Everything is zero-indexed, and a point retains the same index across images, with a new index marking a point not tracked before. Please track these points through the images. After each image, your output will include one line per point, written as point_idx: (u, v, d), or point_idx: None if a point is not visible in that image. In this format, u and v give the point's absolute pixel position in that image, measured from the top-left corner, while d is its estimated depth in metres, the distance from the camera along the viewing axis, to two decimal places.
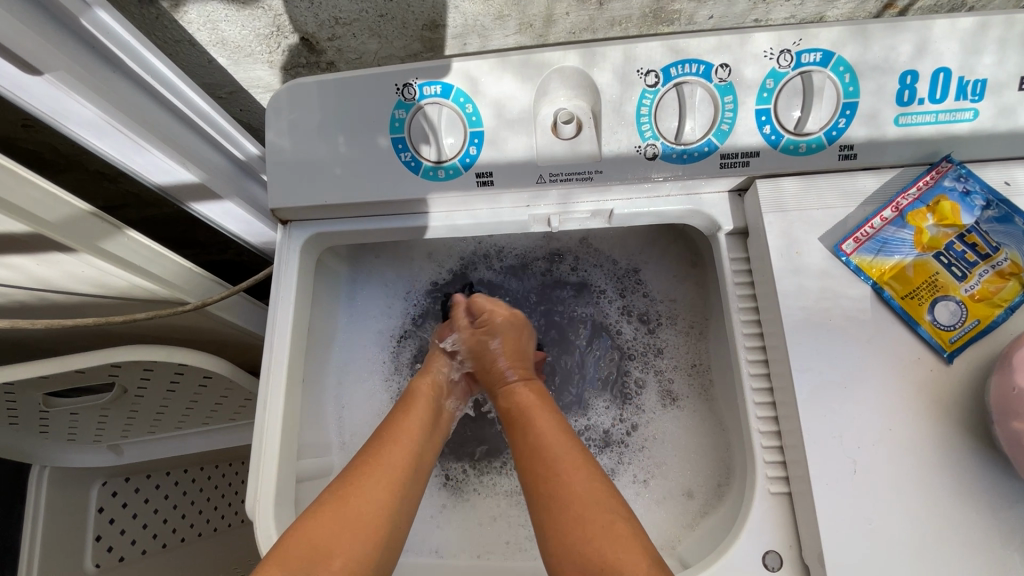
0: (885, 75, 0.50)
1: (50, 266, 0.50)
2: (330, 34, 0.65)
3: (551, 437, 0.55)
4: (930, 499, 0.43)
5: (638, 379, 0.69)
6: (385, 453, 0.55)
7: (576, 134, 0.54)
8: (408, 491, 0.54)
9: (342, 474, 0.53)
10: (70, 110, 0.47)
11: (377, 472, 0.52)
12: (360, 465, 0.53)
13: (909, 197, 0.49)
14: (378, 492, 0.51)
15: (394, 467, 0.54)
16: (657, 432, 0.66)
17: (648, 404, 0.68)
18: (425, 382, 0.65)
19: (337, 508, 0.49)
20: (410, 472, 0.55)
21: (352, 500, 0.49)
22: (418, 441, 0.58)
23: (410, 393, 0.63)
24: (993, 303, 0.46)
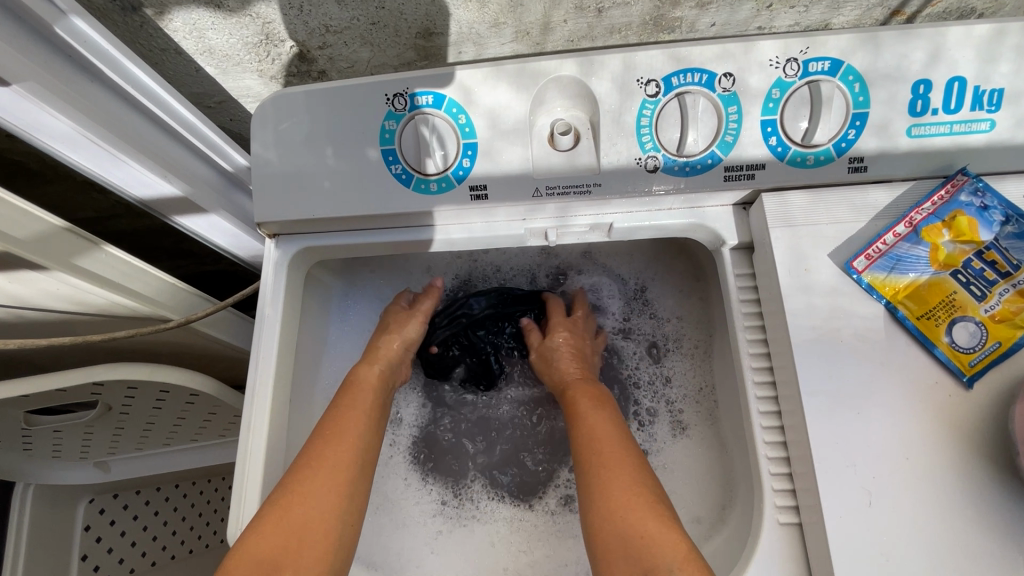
0: (896, 84, 0.48)
1: (23, 284, 0.48)
2: (321, 42, 0.63)
3: (609, 431, 0.55)
4: (951, 534, 0.40)
5: (648, 408, 0.68)
6: (330, 450, 0.52)
7: (574, 146, 0.52)
8: (356, 490, 0.52)
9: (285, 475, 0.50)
10: (43, 122, 0.45)
11: (323, 475, 0.50)
12: (304, 463, 0.51)
13: (923, 212, 0.47)
14: (326, 496, 0.49)
15: (342, 468, 0.52)
16: (668, 462, 0.64)
17: (658, 436, 0.66)
18: (370, 366, 0.62)
19: (281, 518, 0.46)
20: (358, 471, 0.53)
21: (297, 508, 0.47)
22: (363, 435, 0.55)
23: (353, 381, 0.60)
24: (1015, 325, 0.44)
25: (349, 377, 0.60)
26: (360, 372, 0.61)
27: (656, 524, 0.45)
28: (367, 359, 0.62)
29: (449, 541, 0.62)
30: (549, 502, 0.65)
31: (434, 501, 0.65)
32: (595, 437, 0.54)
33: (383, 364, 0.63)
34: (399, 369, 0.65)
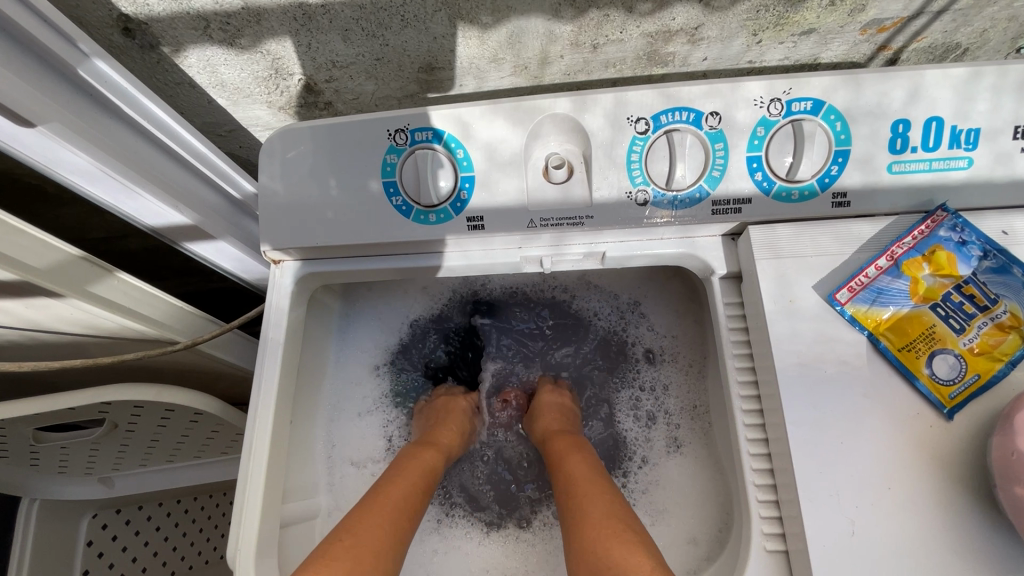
0: (878, 121, 0.50)
1: (38, 309, 0.50)
2: (327, 76, 0.66)
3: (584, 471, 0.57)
4: (930, 563, 0.41)
5: (648, 411, 0.69)
6: (390, 499, 0.54)
7: (567, 179, 0.54)
8: (401, 545, 0.52)
9: (343, 520, 0.51)
10: (63, 158, 0.47)
11: (383, 522, 0.51)
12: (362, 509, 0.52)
13: (904, 246, 0.48)
14: (382, 540, 0.50)
15: (396, 517, 0.53)
16: (660, 477, 0.65)
17: (654, 446, 0.67)
18: (428, 446, 0.64)
19: (347, 556, 0.47)
20: (407, 527, 0.53)
21: (360, 551, 0.48)
22: (417, 497, 0.57)
23: (404, 455, 0.62)
24: (994, 357, 0.45)
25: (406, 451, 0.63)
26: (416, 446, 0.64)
27: (622, 545, 0.46)
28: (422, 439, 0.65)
29: (443, 561, 0.63)
30: (547, 514, 0.66)
31: (430, 518, 0.66)
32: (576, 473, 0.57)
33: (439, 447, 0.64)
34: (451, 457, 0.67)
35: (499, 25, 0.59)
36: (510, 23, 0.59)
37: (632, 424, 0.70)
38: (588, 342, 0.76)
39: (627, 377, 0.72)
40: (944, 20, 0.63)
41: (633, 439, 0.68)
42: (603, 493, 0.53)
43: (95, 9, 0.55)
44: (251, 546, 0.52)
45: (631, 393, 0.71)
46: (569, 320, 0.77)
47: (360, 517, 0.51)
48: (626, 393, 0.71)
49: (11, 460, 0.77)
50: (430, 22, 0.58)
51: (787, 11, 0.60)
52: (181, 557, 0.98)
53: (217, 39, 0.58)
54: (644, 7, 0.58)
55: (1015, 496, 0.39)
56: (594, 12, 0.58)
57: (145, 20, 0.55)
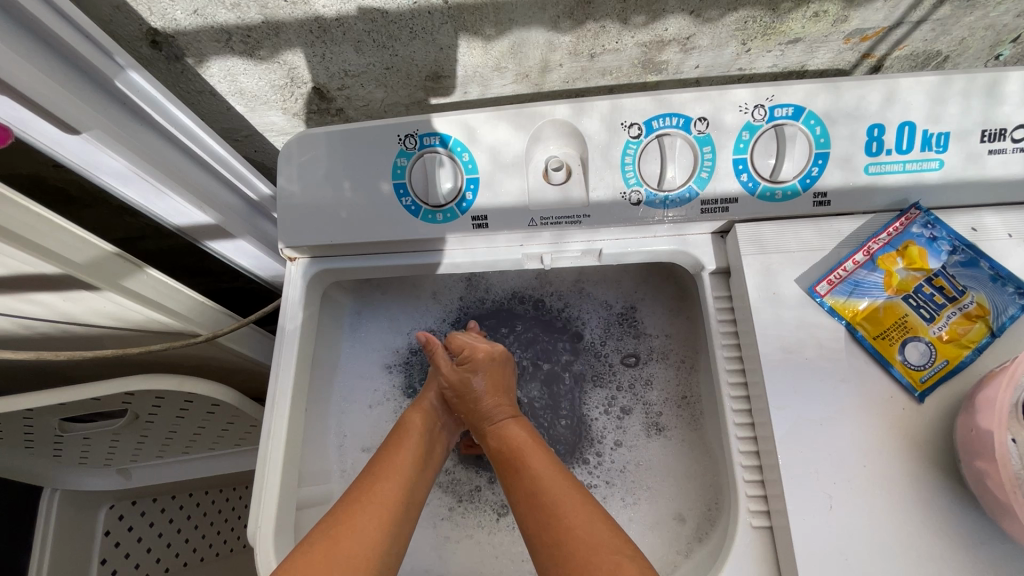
0: (856, 123, 0.54)
1: (74, 302, 0.54)
2: (340, 84, 0.69)
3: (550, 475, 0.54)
4: (903, 534, 0.44)
5: (622, 406, 0.71)
6: (379, 486, 0.53)
7: (566, 180, 0.58)
8: (399, 533, 0.52)
9: (335, 507, 0.51)
10: (102, 161, 0.51)
11: (370, 510, 0.51)
12: (353, 495, 0.52)
13: (880, 242, 0.52)
14: (370, 528, 0.49)
15: (385, 504, 0.52)
16: (638, 459, 0.68)
17: (630, 431, 0.70)
18: (418, 408, 0.65)
19: (331, 547, 0.47)
20: (402, 510, 0.53)
21: (345, 541, 0.48)
22: (409, 478, 0.56)
23: (402, 423, 0.62)
24: (961, 344, 0.48)
25: (400, 422, 0.63)
26: (410, 415, 0.64)
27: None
28: (416, 404, 0.65)
29: (457, 547, 0.66)
30: None
31: (442, 506, 0.69)
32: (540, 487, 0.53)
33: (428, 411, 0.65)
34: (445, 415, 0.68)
35: (501, 36, 0.63)
36: (512, 34, 0.63)
37: (601, 416, 0.71)
38: (564, 341, 0.77)
39: (604, 378, 0.73)
40: (923, 29, 0.67)
41: (605, 429, 0.70)
42: (577, 507, 0.51)
43: (126, 24, 0.59)
44: (270, 524, 0.55)
45: (607, 388, 0.73)
46: (547, 323, 0.78)
47: (348, 505, 0.51)
48: (608, 387, 0.73)
49: (36, 451, 0.80)
50: (437, 33, 0.62)
51: (773, 22, 0.64)
52: (193, 549, 1.01)
53: (238, 50, 0.62)
54: (638, 19, 0.61)
55: (977, 469, 0.42)
56: (592, 24, 0.62)
57: (172, 33, 0.60)
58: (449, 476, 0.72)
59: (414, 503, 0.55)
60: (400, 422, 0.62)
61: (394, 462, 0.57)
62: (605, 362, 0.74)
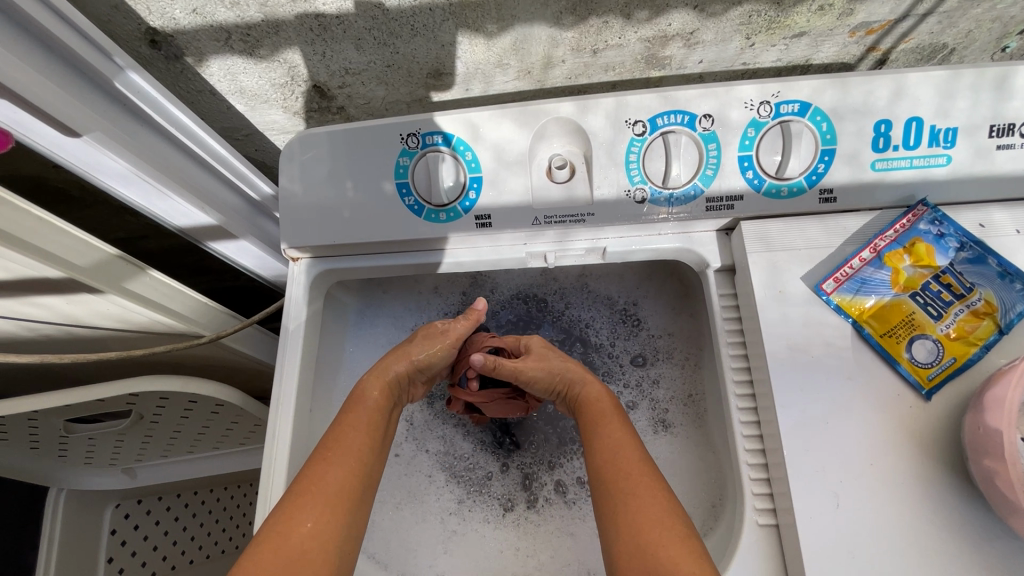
0: (863, 118, 0.53)
1: (78, 305, 0.54)
2: (340, 82, 0.69)
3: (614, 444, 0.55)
4: (910, 532, 0.44)
5: (627, 402, 0.72)
6: (334, 467, 0.52)
7: (570, 178, 0.58)
8: (352, 517, 0.51)
9: (283, 496, 0.49)
10: (103, 163, 0.51)
11: (315, 508, 0.49)
12: (305, 479, 0.50)
13: (887, 239, 0.52)
14: (320, 520, 0.48)
15: (340, 488, 0.51)
16: None
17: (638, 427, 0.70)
18: (377, 377, 0.61)
19: (278, 546, 0.46)
20: (351, 500, 0.51)
21: (295, 536, 0.47)
22: (363, 458, 0.54)
23: (358, 393, 0.59)
24: (969, 342, 0.48)
25: (354, 393, 0.60)
26: (366, 385, 0.60)
27: (676, 547, 0.45)
28: (373, 370, 0.61)
29: (462, 542, 0.66)
30: (547, 492, 0.69)
31: (447, 503, 0.69)
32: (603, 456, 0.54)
33: (388, 378, 0.61)
34: (405, 387, 0.65)
35: (503, 33, 0.62)
36: (514, 31, 0.62)
37: None
38: (576, 337, 0.77)
39: (611, 376, 0.74)
40: (930, 22, 0.66)
41: None
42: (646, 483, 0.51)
43: (125, 24, 0.58)
44: None
45: (615, 384, 0.73)
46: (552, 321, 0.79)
47: (297, 495, 0.49)
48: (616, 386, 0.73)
49: (41, 451, 0.81)
50: (438, 31, 0.61)
51: (778, 16, 0.63)
52: (199, 546, 1.01)
53: (238, 49, 0.61)
54: (642, 14, 0.61)
55: (985, 467, 0.42)
56: (595, 19, 0.61)
57: (172, 33, 0.59)
58: (464, 463, 0.72)
59: (368, 484, 0.54)
60: (354, 394, 0.59)
61: (347, 442, 0.54)
62: (614, 360, 0.75)
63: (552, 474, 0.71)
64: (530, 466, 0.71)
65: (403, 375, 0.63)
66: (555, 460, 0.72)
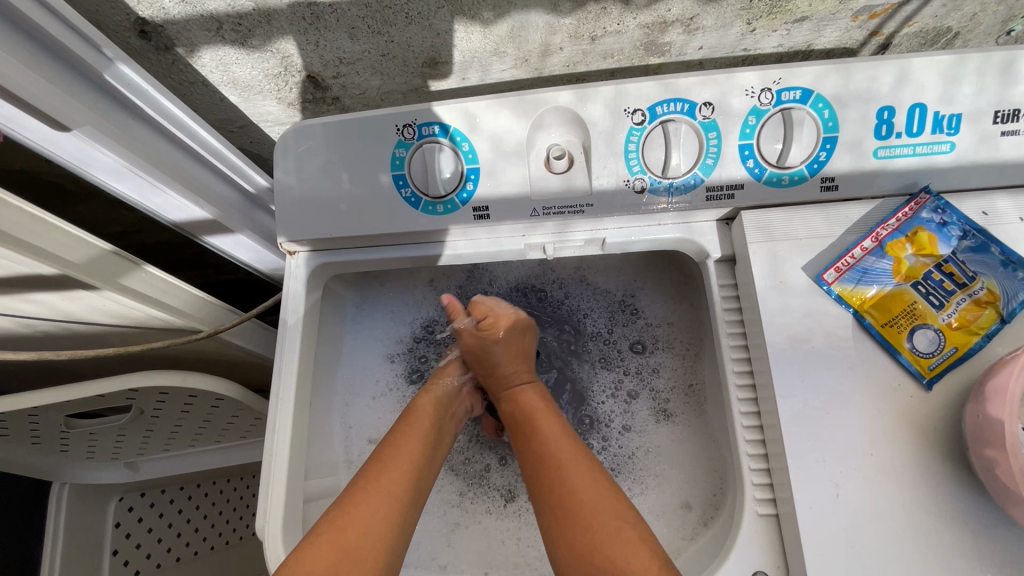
0: (866, 105, 0.53)
1: (73, 301, 0.54)
2: (335, 72, 0.68)
3: (558, 440, 0.56)
4: (910, 521, 0.44)
5: (629, 390, 0.71)
6: (387, 472, 0.52)
7: (568, 169, 0.57)
8: (404, 524, 0.50)
9: (340, 497, 0.50)
10: (95, 158, 0.50)
11: (369, 511, 0.49)
12: (358, 484, 0.51)
13: (889, 227, 0.51)
14: (377, 519, 0.48)
15: (392, 492, 0.51)
16: (649, 444, 0.68)
17: (638, 416, 0.70)
18: (427, 393, 0.63)
19: (332, 542, 0.46)
20: (404, 507, 0.51)
21: (349, 534, 0.46)
22: (416, 466, 0.55)
23: (410, 407, 0.61)
24: (970, 331, 0.48)
25: (409, 407, 0.61)
26: (419, 401, 0.62)
27: (622, 545, 0.46)
28: (427, 389, 0.64)
29: (463, 533, 0.66)
30: None
31: (448, 494, 0.70)
32: (549, 448, 0.55)
33: (437, 394, 0.64)
34: (456, 401, 0.66)
35: (500, 20, 0.61)
36: (511, 18, 0.61)
37: (608, 400, 0.72)
38: (573, 327, 0.77)
39: (611, 362, 0.73)
40: (935, 5, 0.65)
41: (614, 414, 0.70)
42: (586, 478, 0.51)
43: (113, 14, 0.57)
44: (278, 517, 0.56)
45: (613, 371, 0.73)
46: (548, 312, 0.78)
47: (352, 497, 0.50)
48: (614, 373, 0.73)
49: (43, 446, 0.81)
50: (434, 18, 0.60)
51: (780, 0, 0.62)
52: (203, 539, 1.02)
53: (229, 39, 0.60)
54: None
55: (986, 457, 0.42)
56: (593, 5, 0.60)
57: (161, 23, 0.58)
58: (461, 456, 0.73)
59: (422, 492, 0.54)
60: (409, 408, 0.61)
61: (402, 449, 0.55)
62: (611, 347, 0.74)
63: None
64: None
65: (450, 391, 0.66)
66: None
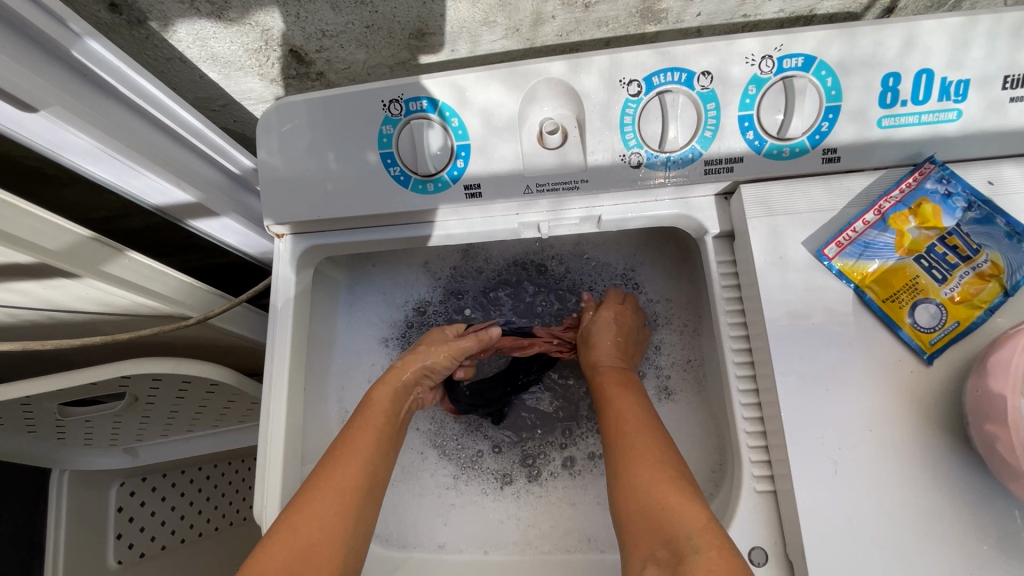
0: (872, 71, 0.50)
1: (56, 290, 0.52)
2: (318, 45, 0.65)
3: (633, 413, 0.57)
4: (907, 496, 0.44)
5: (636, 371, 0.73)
6: (339, 470, 0.53)
7: (562, 144, 0.55)
8: (358, 521, 0.52)
9: (294, 496, 0.51)
10: (66, 140, 0.48)
11: (323, 510, 0.50)
12: (313, 482, 0.52)
13: (892, 199, 0.50)
14: (331, 516, 0.50)
15: (346, 488, 0.52)
16: None
17: None
18: (387, 385, 0.63)
19: (289, 542, 0.47)
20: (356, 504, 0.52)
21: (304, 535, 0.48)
22: (372, 460, 0.56)
23: (368, 400, 0.61)
24: (973, 305, 0.47)
25: (367, 397, 0.61)
26: (376, 393, 0.62)
27: (675, 493, 0.47)
28: (384, 377, 0.64)
29: (462, 513, 0.67)
30: (553, 466, 0.69)
31: (446, 475, 0.70)
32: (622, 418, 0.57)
33: (398, 384, 0.63)
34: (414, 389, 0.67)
35: None
36: None
37: None
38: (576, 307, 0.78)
39: None
40: None
41: None
42: (650, 443, 0.53)
43: None
44: (276, 503, 0.56)
45: None
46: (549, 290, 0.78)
47: (306, 497, 0.51)
48: None
49: (39, 435, 0.80)
50: None
51: None
52: (207, 520, 1.03)
53: (205, 12, 0.58)
54: None
55: (986, 432, 0.42)
56: None
57: None
58: (455, 443, 0.73)
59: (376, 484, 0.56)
60: (364, 400, 0.61)
61: (357, 444, 0.56)
62: None
63: (561, 453, 0.70)
64: (535, 446, 0.71)
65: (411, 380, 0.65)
66: (566, 440, 0.71)
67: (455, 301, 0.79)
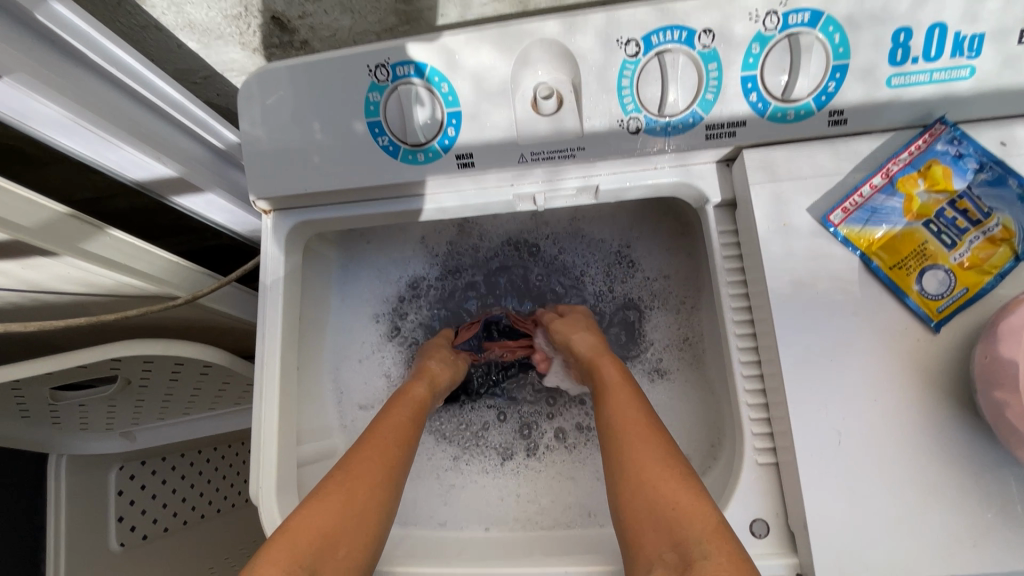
0: (881, 26, 0.47)
1: (36, 270, 0.50)
2: (300, 10, 0.62)
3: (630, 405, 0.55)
4: (912, 465, 0.43)
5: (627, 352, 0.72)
6: (383, 443, 0.55)
7: (557, 110, 0.52)
8: (397, 491, 0.54)
9: (342, 460, 0.54)
10: (35, 110, 0.46)
11: (369, 478, 0.52)
12: (360, 450, 0.54)
13: (900, 162, 0.48)
14: (378, 481, 0.52)
15: (390, 461, 0.54)
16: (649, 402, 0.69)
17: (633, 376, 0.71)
18: (420, 381, 0.65)
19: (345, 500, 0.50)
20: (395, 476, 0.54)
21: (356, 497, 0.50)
22: (409, 440, 0.58)
23: (402, 391, 0.63)
24: (982, 271, 0.46)
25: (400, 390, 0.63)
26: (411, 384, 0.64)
27: (679, 490, 0.46)
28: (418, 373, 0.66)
29: (461, 491, 0.66)
30: (546, 438, 0.70)
31: (447, 457, 0.70)
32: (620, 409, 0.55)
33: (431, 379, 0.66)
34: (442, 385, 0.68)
35: None
36: None
37: None
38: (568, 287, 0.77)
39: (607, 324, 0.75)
40: None
41: None
42: (650, 438, 0.52)
43: None
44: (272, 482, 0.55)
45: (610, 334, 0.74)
46: (542, 269, 0.78)
47: (355, 463, 0.53)
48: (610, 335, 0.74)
49: (32, 420, 0.79)
50: None
51: None
52: (208, 502, 1.03)
53: None
54: None
55: (994, 399, 0.41)
56: None
57: None
58: (451, 424, 0.73)
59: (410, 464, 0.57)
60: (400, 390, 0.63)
61: (393, 425, 0.58)
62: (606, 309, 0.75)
63: (551, 424, 0.71)
64: (528, 416, 0.72)
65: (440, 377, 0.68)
66: (553, 410, 0.73)
67: (450, 280, 0.79)
